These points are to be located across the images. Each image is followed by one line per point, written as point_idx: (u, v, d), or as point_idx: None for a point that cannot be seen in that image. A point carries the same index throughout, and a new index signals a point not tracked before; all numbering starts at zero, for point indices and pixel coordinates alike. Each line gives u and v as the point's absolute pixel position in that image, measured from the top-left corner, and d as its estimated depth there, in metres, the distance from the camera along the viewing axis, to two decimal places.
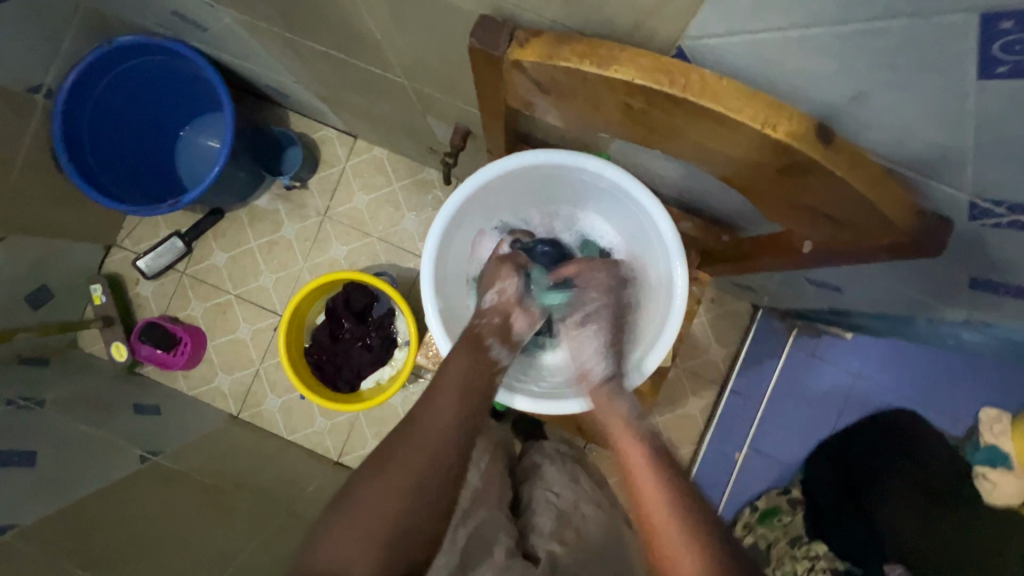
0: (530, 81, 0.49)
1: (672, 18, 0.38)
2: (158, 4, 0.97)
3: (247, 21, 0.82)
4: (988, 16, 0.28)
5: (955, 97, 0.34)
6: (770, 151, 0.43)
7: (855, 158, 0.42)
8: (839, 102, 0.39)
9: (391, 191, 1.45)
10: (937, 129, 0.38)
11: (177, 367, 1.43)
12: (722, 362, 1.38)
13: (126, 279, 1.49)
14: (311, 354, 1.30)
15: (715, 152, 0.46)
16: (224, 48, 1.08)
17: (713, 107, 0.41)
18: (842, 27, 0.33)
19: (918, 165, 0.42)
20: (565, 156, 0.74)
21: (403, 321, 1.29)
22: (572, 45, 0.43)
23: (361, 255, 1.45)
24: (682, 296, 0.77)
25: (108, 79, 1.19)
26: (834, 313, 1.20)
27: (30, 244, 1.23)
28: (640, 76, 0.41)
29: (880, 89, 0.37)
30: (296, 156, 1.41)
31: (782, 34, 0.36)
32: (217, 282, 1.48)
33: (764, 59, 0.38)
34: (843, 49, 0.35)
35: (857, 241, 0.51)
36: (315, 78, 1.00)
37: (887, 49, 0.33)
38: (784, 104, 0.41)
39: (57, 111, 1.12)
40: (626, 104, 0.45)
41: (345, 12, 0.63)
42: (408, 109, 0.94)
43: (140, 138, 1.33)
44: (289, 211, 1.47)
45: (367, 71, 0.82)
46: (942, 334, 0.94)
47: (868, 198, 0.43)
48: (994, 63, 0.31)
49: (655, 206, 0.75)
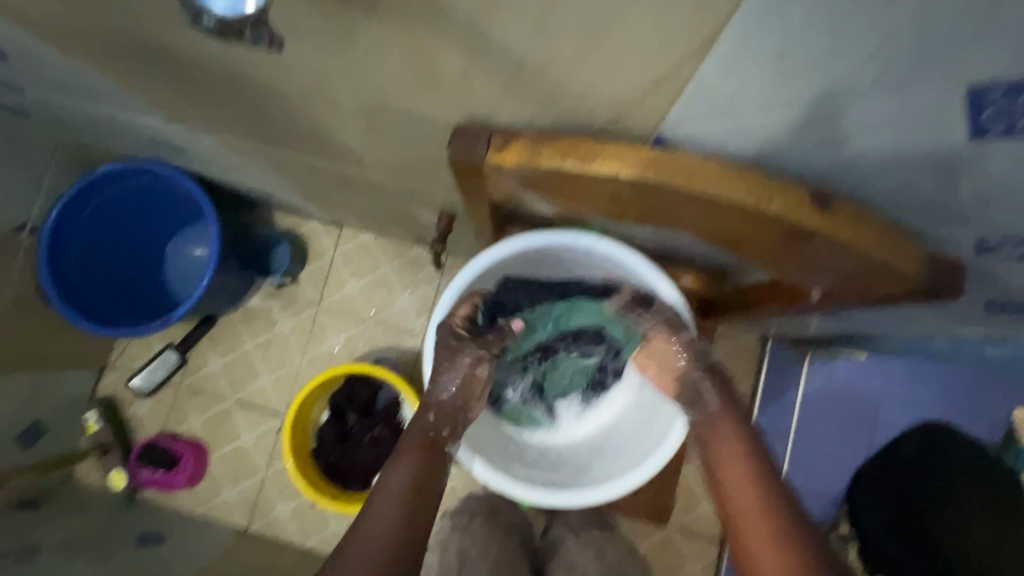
0: (514, 179, 0.48)
1: (650, 112, 0.38)
2: (137, 134, 0.99)
3: (224, 141, 0.84)
4: (976, 87, 0.29)
5: (952, 155, 0.35)
6: (767, 222, 0.42)
7: (857, 219, 0.41)
8: (831, 169, 0.40)
9: (383, 274, 1.45)
10: (934, 183, 0.38)
11: (179, 486, 1.38)
12: (741, 400, 1.33)
13: (121, 400, 1.44)
14: (319, 457, 1.24)
15: (709, 224, 0.46)
16: (206, 164, 1.10)
17: (705, 190, 0.40)
18: (828, 108, 0.33)
19: (916, 214, 0.42)
20: (556, 236, 0.74)
21: (409, 405, 1.23)
22: (553, 145, 0.43)
23: (359, 342, 1.42)
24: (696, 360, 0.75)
25: (93, 207, 1.20)
26: (846, 337, 1.17)
27: (19, 381, 1.20)
28: (625, 169, 0.41)
29: (869, 155, 0.37)
30: (285, 254, 1.41)
31: (764, 117, 0.36)
32: (215, 390, 1.44)
33: (749, 139, 0.39)
34: (829, 125, 0.35)
35: (870, 290, 0.49)
36: (296, 182, 1.01)
37: (875, 122, 0.34)
38: (776, 178, 0.40)
39: (42, 246, 1.12)
40: (614, 194, 0.45)
41: (321, 129, 0.64)
42: (391, 200, 0.94)
43: (131, 258, 1.33)
44: (283, 307, 1.45)
45: (348, 173, 0.83)
46: (965, 350, 0.91)
47: (877, 256, 0.42)
48: (987, 125, 0.31)
49: (654, 273, 0.74)
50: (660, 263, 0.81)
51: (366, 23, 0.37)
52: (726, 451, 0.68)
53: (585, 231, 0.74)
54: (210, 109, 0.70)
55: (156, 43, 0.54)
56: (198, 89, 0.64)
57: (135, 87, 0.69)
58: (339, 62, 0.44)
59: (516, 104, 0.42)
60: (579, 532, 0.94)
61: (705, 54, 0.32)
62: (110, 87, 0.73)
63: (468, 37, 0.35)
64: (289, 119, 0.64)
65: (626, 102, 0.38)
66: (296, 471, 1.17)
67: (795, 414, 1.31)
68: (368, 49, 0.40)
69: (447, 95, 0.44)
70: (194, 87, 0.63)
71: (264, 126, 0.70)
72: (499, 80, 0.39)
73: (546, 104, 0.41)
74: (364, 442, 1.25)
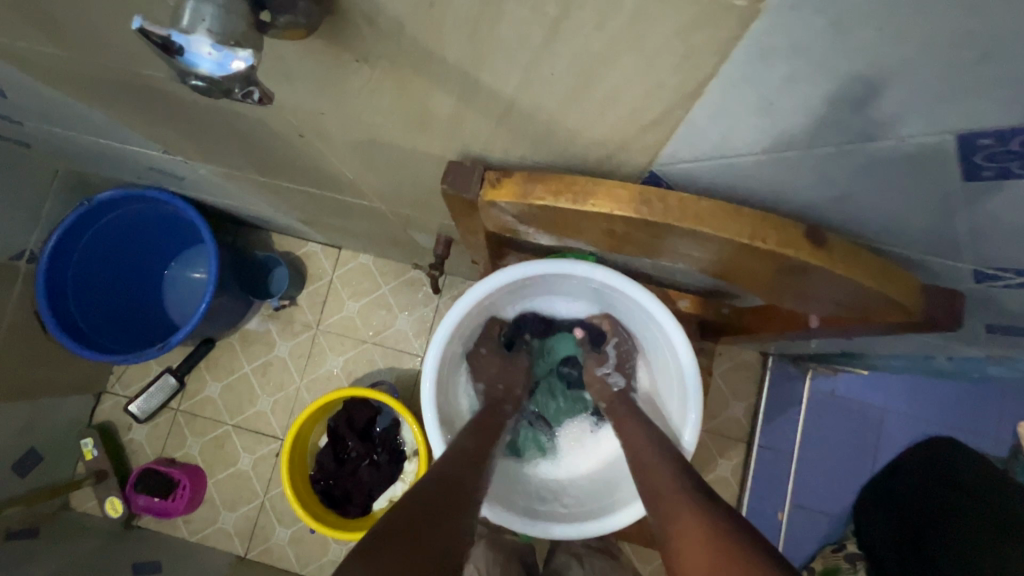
0: (509, 214, 0.48)
1: (642, 151, 0.38)
2: (134, 163, 0.99)
3: (221, 170, 0.84)
4: (966, 135, 0.28)
5: (944, 194, 0.34)
6: (761, 258, 0.42)
7: (850, 254, 0.41)
8: (824, 204, 0.40)
9: (381, 295, 1.44)
10: (928, 219, 0.38)
11: (175, 514, 1.35)
12: (743, 418, 1.32)
13: (118, 426, 1.42)
14: (318, 482, 1.23)
15: (704, 257, 0.46)
16: (203, 190, 1.10)
17: (698, 228, 0.40)
18: (817, 150, 0.33)
19: (910, 246, 0.42)
20: (554, 264, 0.73)
21: (408, 428, 1.22)
22: (545, 183, 0.43)
23: (358, 364, 1.41)
24: (695, 390, 0.74)
25: (91, 233, 1.20)
26: (847, 354, 1.16)
27: (15, 409, 1.20)
28: (617, 207, 0.41)
29: (861, 193, 0.37)
30: (282, 276, 1.40)
31: (753, 157, 0.36)
32: (213, 414, 1.42)
33: (741, 177, 0.38)
34: (819, 165, 0.35)
35: (870, 319, 0.49)
36: (293, 207, 1.01)
37: (865, 164, 0.33)
38: (768, 214, 0.40)
39: (39, 273, 1.12)
40: (608, 229, 0.45)
41: (316, 161, 0.64)
42: (388, 225, 0.94)
43: (128, 283, 1.33)
44: (280, 330, 1.44)
45: (344, 200, 0.83)
46: (968, 368, 0.91)
47: (873, 289, 0.42)
48: (979, 168, 0.31)
49: (652, 300, 0.73)
50: (658, 288, 0.80)
51: (356, 67, 0.37)
52: (651, 479, 0.60)
53: (582, 259, 0.74)
54: (207, 142, 0.70)
55: (150, 81, 0.54)
56: (193, 124, 0.64)
57: (131, 121, 0.70)
58: (331, 102, 0.44)
59: (507, 141, 0.42)
60: (581, 559, 0.93)
61: (693, 101, 0.31)
62: (106, 121, 0.73)
63: (458, 80, 0.35)
64: (283, 151, 0.64)
65: (616, 141, 0.38)
66: (294, 499, 1.14)
67: (798, 430, 1.31)
68: (360, 90, 0.40)
69: (440, 133, 0.44)
70: (190, 123, 0.64)
71: (259, 157, 0.70)
72: (491, 120, 0.40)
73: (538, 142, 0.41)
74: (362, 467, 1.24)
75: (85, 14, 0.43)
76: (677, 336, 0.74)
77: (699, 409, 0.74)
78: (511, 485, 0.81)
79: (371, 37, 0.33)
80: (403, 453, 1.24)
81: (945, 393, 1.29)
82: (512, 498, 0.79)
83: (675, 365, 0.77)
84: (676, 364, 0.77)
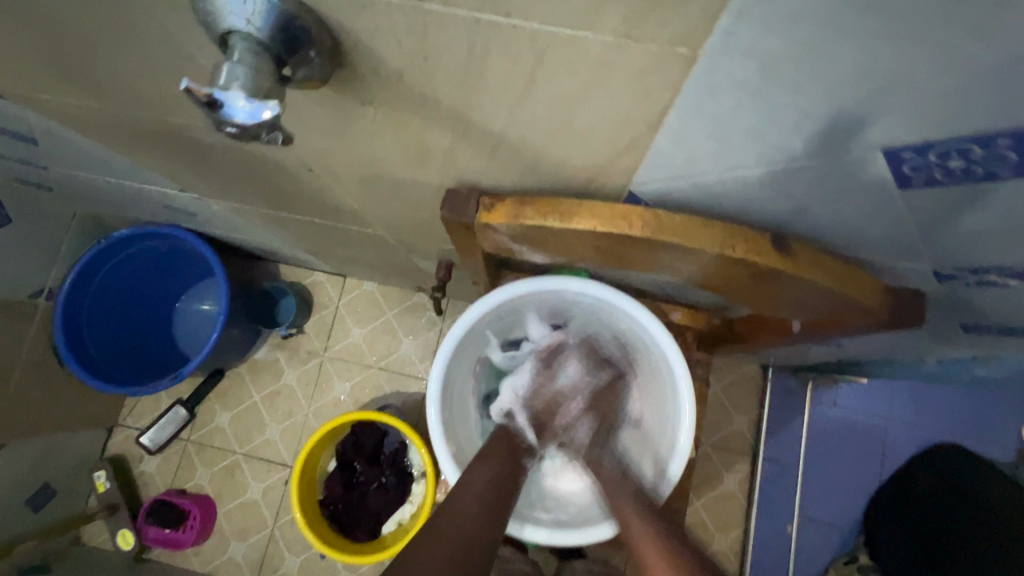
0: (504, 236, 0.53)
1: (619, 174, 0.43)
2: (150, 202, 1.05)
3: (235, 207, 0.90)
4: (890, 149, 0.33)
5: (887, 200, 0.39)
6: (735, 266, 0.46)
7: (816, 259, 0.45)
8: (786, 215, 0.44)
9: (385, 321, 1.48)
10: (880, 224, 0.42)
11: (187, 544, 1.37)
12: (746, 431, 1.33)
13: (129, 459, 1.44)
14: (327, 507, 1.24)
15: (684, 269, 0.50)
16: (214, 225, 1.15)
17: (675, 241, 0.44)
18: (768, 166, 0.37)
19: (869, 251, 0.46)
20: (551, 282, 0.77)
21: (416, 451, 1.24)
22: (534, 206, 0.48)
23: (364, 389, 1.44)
24: (689, 398, 0.77)
25: (106, 269, 1.25)
26: (843, 363, 1.19)
27: (29, 445, 1.22)
28: (601, 224, 0.45)
29: (815, 203, 0.41)
30: (290, 305, 1.46)
31: (715, 175, 0.40)
32: (222, 444, 1.45)
33: (708, 193, 0.43)
34: (774, 179, 0.39)
35: (844, 321, 0.53)
36: (301, 239, 1.06)
37: (813, 177, 0.38)
38: (737, 226, 0.45)
39: (57, 309, 1.17)
40: (595, 246, 0.49)
41: (324, 195, 0.69)
42: (392, 253, 0.99)
43: (141, 317, 1.37)
44: (288, 358, 1.48)
45: (349, 230, 0.87)
46: (958, 371, 0.93)
47: (839, 291, 0.46)
48: (910, 178, 0.35)
49: (643, 312, 0.77)
50: (652, 301, 0.84)
51: (363, 110, 0.42)
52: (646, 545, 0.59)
53: (576, 276, 0.78)
54: (223, 181, 0.76)
55: (174, 126, 0.59)
56: (209, 164, 0.69)
57: (152, 163, 0.75)
58: (340, 142, 0.49)
59: (499, 170, 0.47)
60: None
61: (657, 131, 0.36)
62: (128, 163, 0.79)
63: (453, 119, 0.40)
64: (294, 187, 0.69)
65: (595, 166, 0.42)
66: (304, 523, 1.16)
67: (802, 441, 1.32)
68: (365, 130, 0.45)
69: (438, 165, 0.49)
70: (208, 163, 0.69)
71: (270, 192, 0.75)
72: (483, 152, 0.44)
73: (526, 169, 0.46)
74: (371, 490, 1.25)
75: (121, 67, 0.49)
76: (670, 349, 0.77)
77: (692, 417, 0.77)
78: (529, 495, 0.82)
79: (375, 85, 0.38)
80: (410, 475, 1.26)
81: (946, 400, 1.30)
82: (529, 508, 0.80)
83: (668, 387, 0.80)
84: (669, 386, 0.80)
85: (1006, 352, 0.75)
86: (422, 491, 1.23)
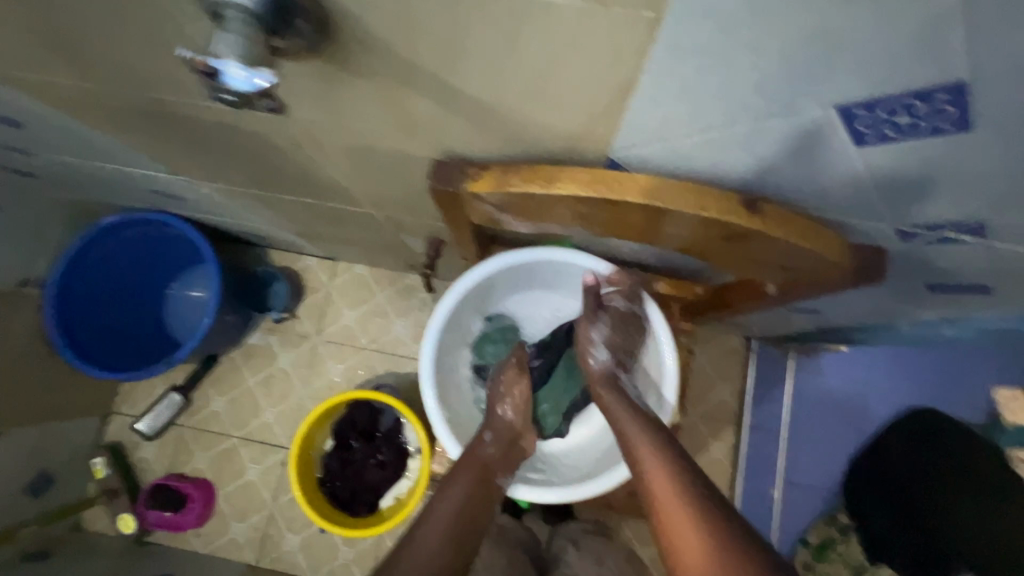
0: (490, 205, 0.55)
1: (599, 140, 0.45)
2: (137, 186, 1.05)
3: (223, 188, 0.90)
4: (844, 107, 0.35)
5: (846, 159, 0.41)
6: (709, 226, 0.49)
7: (785, 219, 0.48)
8: (753, 177, 0.46)
9: (377, 303, 1.50)
10: (842, 182, 0.45)
11: (188, 527, 1.39)
12: (731, 400, 1.38)
13: (126, 445, 1.46)
14: (325, 485, 1.27)
15: (663, 232, 0.53)
16: (203, 209, 1.15)
17: (650, 201, 0.47)
18: (735, 129, 0.40)
19: (835, 211, 0.49)
20: (536, 253, 0.80)
21: (411, 428, 1.27)
22: (519, 172, 0.50)
23: (358, 370, 1.46)
24: (673, 362, 0.81)
25: (96, 257, 1.25)
26: (822, 331, 1.23)
27: (26, 432, 1.23)
28: (582, 188, 0.48)
29: (781, 165, 0.44)
30: (281, 291, 1.46)
31: (687, 139, 0.42)
32: (219, 428, 1.46)
33: (682, 156, 0.45)
34: (740, 142, 0.41)
35: (816, 280, 0.56)
36: (290, 221, 1.07)
37: (776, 139, 0.40)
38: (711, 189, 0.47)
39: (48, 296, 1.17)
40: (576, 211, 0.52)
41: (313, 172, 0.70)
42: (383, 232, 1.00)
43: (133, 304, 1.37)
44: (282, 342, 1.49)
45: (339, 209, 0.89)
46: (928, 333, 0.97)
47: (807, 249, 0.49)
48: (865, 136, 0.38)
49: (625, 279, 0.80)
50: (636, 271, 0.87)
51: (351, 82, 0.43)
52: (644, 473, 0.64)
53: (561, 247, 0.81)
54: (211, 161, 0.76)
55: (159, 103, 0.60)
56: (196, 142, 0.70)
57: (138, 144, 0.76)
58: (329, 115, 0.50)
59: (484, 140, 0.49)
60: (577, 541, 1.03)
61: (631, 94, 0.38)
62: (117, 146, 0.80)
63: (438, 88, 0.42)
64: (282, 164, 0.70)
65: (576, 132, 0.45)
66: (304, 500, 1.19)
67: (784, 409, 1.37)
68: (354, 103, 0.47)
69: (424, 137, 0.51)
70: (194, 142, 0.70)
71: (260, 172, 0.76)
72: (468, 121, 0.46)
73: (509, 138, 0.48)
74: (368, 466, 1.28)
75: (112, 47, 0.50)
76: (652, 312, 0.82)
77: (676, 379, 0.81)
78: None
79: (363, 56, 0.39)
80: (406, 451, 1.29)
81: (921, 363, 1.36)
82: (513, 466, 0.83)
83: (653, 353, 0.85)
84: (653, 352, 0.85)
85: (970, 311, 0.80)
86: (419, 466, 1.27)
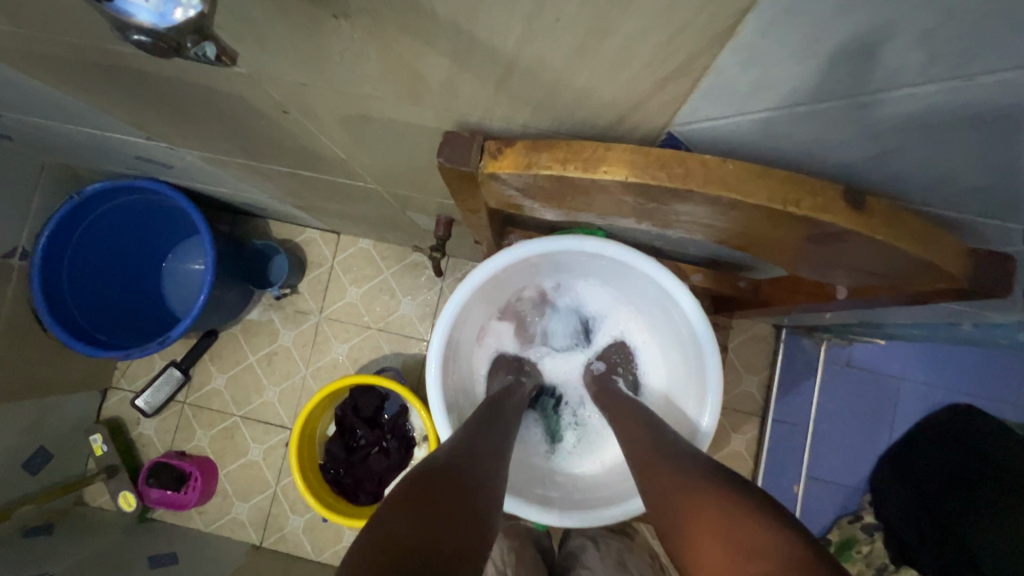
0: (513, 187, 0.45)
1: (661, 109, 0.35)
2: (120, 152, 0.95)
3: (211, 156, 0.80)
4: None
5: (1006, 144, 0.31)
6: (795, 225, 0.39)
7: (893, 218, 0.38)
8: (861, 163, 0.36)
9: (383, 280, 1.41)
10: (982, 174, 0.34)
11: (191, 506, 1.35)
12: (756, 392, 1.28)
13: (126, 420, 1.42)
14: (327, 471, 1.22)
15: (727, 226, 0.43)
16: (194, 177, 1.05)
17: (723, 192, 0.37)
18: (860, 97, 0.29)
19: (957, 207, 0.39)
20: (561, 242, 0.70)
21: (417, 415, 1.20)
22: (550, 151, 0.40)
23: (362, 350, 1.39)
24: (714, 361, 0.72)
25: (84, 226, 1.17)
26: (865, 326, 1.12)
27: (19, 409, 1.18)
28: (634, 173, 0.38)
29: (909, 145, 0.33)
30: (282, 264, 1.37)
31: (786, 111, 0.32)
32: (220, 406, 1.41)
33: (771, 133, 0.35)
34: (860, 115, 0.31)
35: (906, 287, 0.47)
36: (287, 193, 0.97)
37: (919, 112, 0.30)
38: (802, 177, 0.37)
39: (33, 270, 1.08)
40: (622, 199, 0.42)
41: (306, 140, 0.60)
42: (387, 208, 0.90)
43: (126, 277, 1.30)
44: (283, 319, 1.42)
45: (338, 183, 0.79)
46: (995, 335, 0.86)
47: (918, 256, 0.39)
48: None
49: (662, 273, 0.70)
50: (672, 259, 0.76)
51: (338, 27, 0.33)
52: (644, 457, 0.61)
53: (590, 237, 0.70)
54: (189, 126, 0.66)
55: (109, 53, 0.49)
56: (164, 100, 0.59)
57: (101, 103, 0.65)
58: (314, 73, 0.40)
59: (512, 109, 0.39)
60: (596, 540, 0.96)
61: (722, 44, 0.28)
62: (83, 106, 0.70)
63: (454, 39, 0.31)
64: (270, 131, 0.60)
65: (633, 100, 0.34)
66: (305, 487, 1.13)
67: (814, 403, 1.27)
68: (344, 57, 0.36)
69: (434, 103, 0.41)
70: (164, 102, 0.60)
71: (243, 139, 0.66)
72: (492, 83, 0.36)
73: (544, 106, 0.37)
74: (372, 454, 1.22)
75: None
76: (694, 314, 0.71)
77: (719, 390, 0.72)
78: (521, 474, 0.78)
79: None
80: (412, 439, 1.22)
81: (966, 360, 1.26)
82: (534, 491, 0.76)
83: (692, 350, 0.75)
84: (692, 348, 0.75)
85: None
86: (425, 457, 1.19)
